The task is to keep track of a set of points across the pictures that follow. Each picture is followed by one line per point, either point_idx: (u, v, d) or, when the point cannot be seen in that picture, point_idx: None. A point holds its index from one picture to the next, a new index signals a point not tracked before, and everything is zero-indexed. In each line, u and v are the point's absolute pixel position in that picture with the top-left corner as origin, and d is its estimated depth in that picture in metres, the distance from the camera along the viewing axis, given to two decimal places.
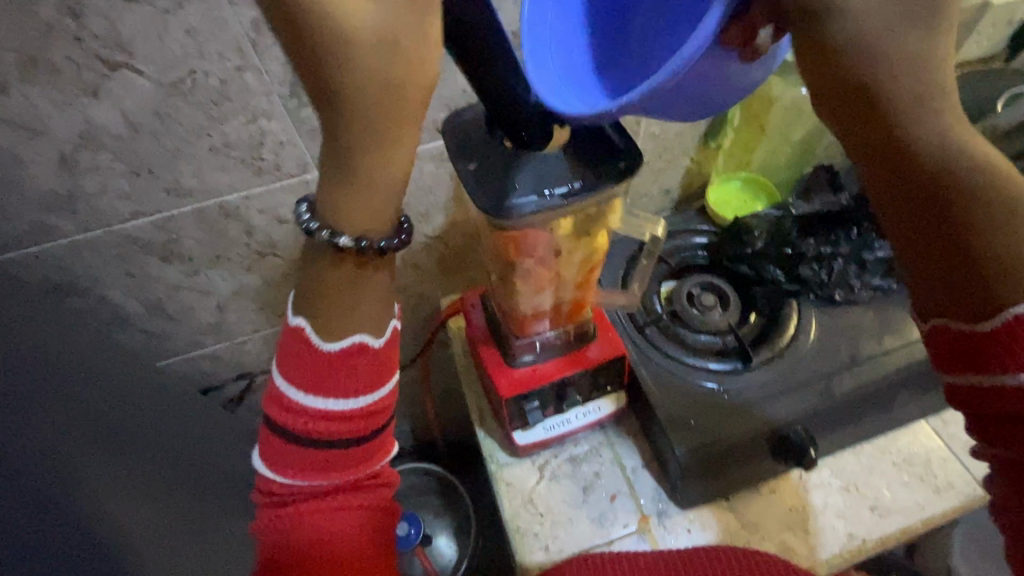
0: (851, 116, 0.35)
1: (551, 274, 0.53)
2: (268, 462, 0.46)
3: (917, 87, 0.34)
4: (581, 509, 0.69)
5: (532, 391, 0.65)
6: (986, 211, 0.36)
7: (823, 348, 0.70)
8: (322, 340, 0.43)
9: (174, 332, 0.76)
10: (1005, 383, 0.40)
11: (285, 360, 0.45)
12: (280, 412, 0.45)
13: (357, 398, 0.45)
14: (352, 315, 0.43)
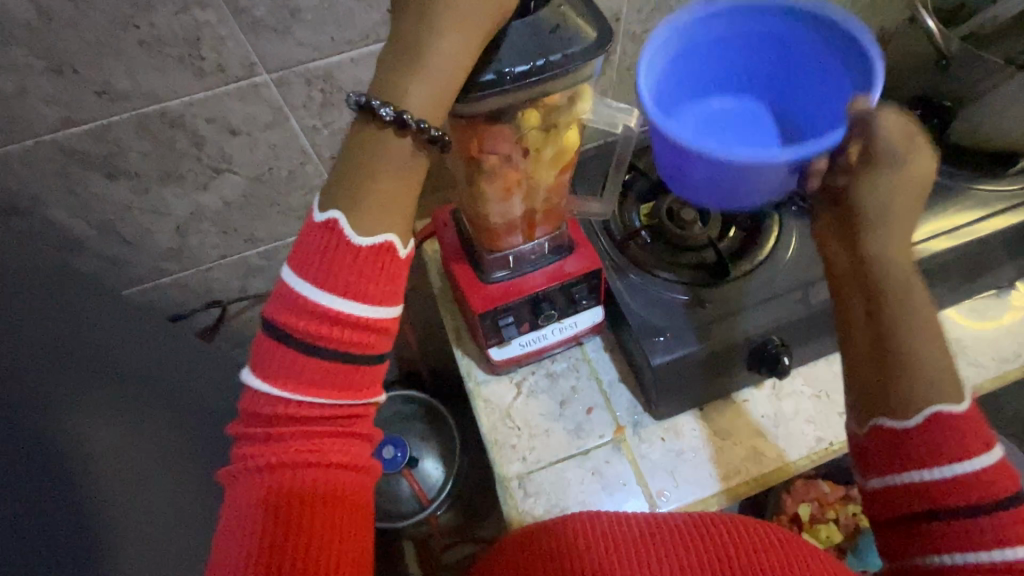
0: (839, 232, 0.51)
1: (519, 175, 0.49)
2: (264, 378, 0.41)
3: (888, 232, 0.49)
4: (558, 421, 0.70)
5: (508, 305, 0.63)
6: (909, 330, 0.48)
7: (803, 259, 0.69)
8: (355, 234, 0.40)
9: (132, 256, 0.73)
10: (915, 484, 0.46)
11: (302, 256, 0.41)
12: (288, 314, 0.41)
13: (372, 305, 0.41)
14: (380, 207, 0.41)
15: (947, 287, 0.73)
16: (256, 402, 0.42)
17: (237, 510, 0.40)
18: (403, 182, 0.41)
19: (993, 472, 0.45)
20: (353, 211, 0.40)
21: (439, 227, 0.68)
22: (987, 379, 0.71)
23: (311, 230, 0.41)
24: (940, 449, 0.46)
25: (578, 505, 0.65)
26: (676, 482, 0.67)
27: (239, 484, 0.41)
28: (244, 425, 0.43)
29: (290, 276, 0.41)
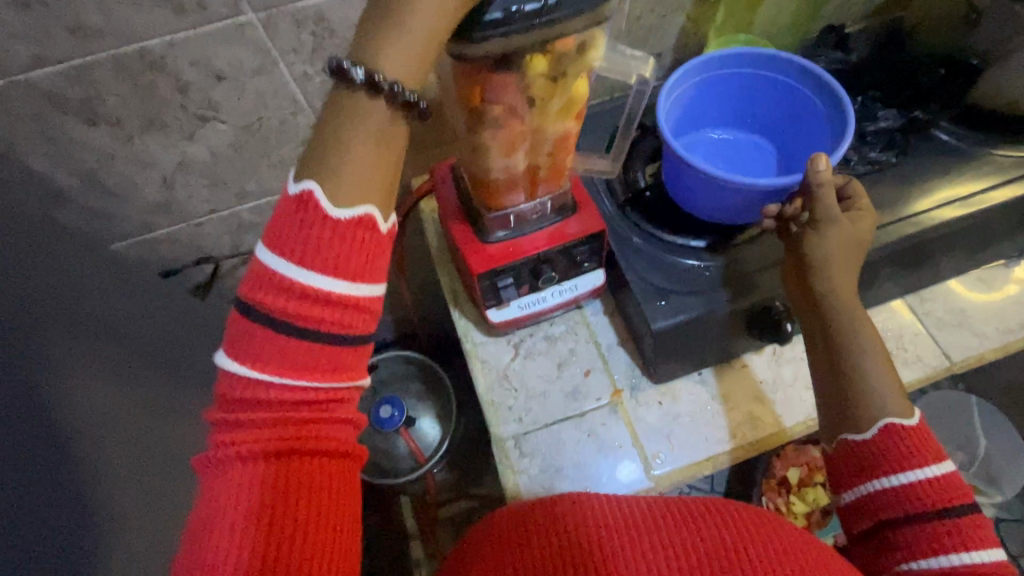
0: (798, 269, 0.59)
1: (524, 127, 0.47)
2: (239, 359, 0.40)
3: (835, 268, 0.57)
4: (556, 383, 0.70)
5: (508, 266, 0.61)
6: (859, 350, 0.56)
7: None
8: (331, 205, 0.38)
9: (119, 209, 0.70)
10: (882, 481, 0.52)
11: (276, 233, 0.39)
12: (263, 293, 0.39)
13: (352, 284, 0.40)
14: (359, 175, 0.39)
15: (955, 256, 0.71)
16: (231, 385, 0.41)
17: (215, 497, 0.40)
18: (382, 150, 0.39)
19: (951, 480, 0.50)
20: (334, 180, 0.38)
21: (439, 182, 0.65)
22: (990, 349, 0.70)
23: (285, 204, 0.39)
24: (902, 460, 0.51)
25: (574, 466, 0.66)
26: (671, 446, 0.67)
27: (218, 472, 0.40)
28: (218, 410, 0.41)
29: (265, 253, 0.40)
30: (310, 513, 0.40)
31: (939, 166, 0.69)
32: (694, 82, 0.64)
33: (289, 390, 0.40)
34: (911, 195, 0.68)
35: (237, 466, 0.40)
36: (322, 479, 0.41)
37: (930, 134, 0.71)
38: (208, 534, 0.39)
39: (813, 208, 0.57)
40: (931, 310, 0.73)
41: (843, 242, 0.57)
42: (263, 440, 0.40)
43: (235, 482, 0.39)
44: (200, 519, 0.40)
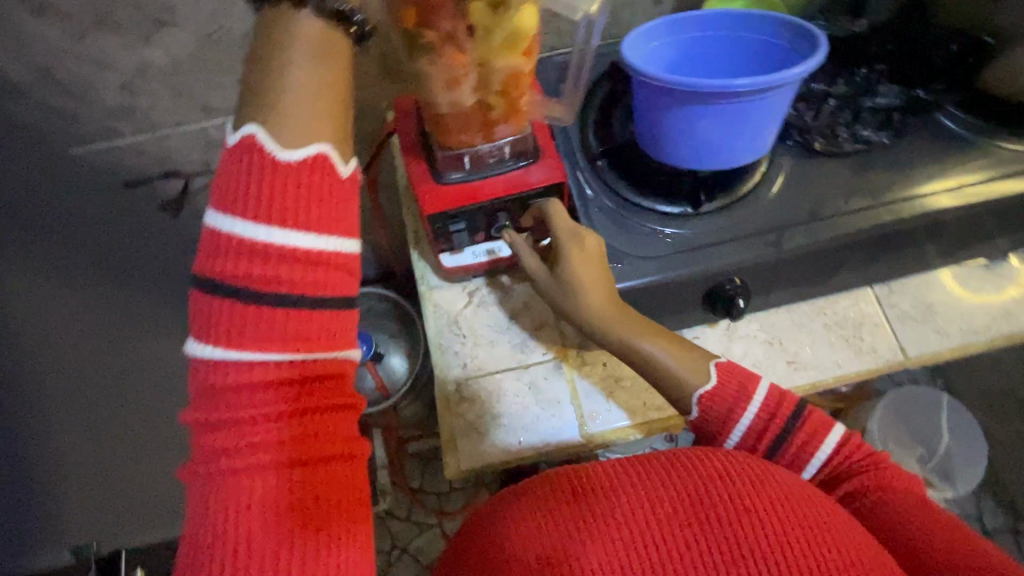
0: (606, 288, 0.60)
1: (467, 59, 0.44)
2: (210, 343, 0.37)
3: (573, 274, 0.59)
4: (505, 334, 0.70)
5: (461, 210, 0.60)
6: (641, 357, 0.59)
7: (783, 202, 0.65)
8: (278, 147, 0.37)
9: (79, 111, 0.69)
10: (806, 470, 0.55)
11: (224, 186, 0.38)
12: (223, 260, 0.37)
13: (324, 237, 0.39)
14: (297, 111, 0.37)
15: (935, 249, 0.68)
16: (209, 376, 0.38)
17: (227, 514, 0.36)
18: (320, 83, 0.38)
19: (770, 399, 0.55)
20: (273, 116, 0.37)
21: (401, 118, 0.63)
22: (949, 348, 0.68)
23: (229, 155, 0.37)
24: (727, 418, 0.56)
25: (510, 415, 0.67)
26: (609, 406, 0.67)
27: (220, 487, 0.37)
28: (196, 411, 0.38)
29: (218, 217, 0.37)
30: (334, 503, 0.38)
31: (934, 153, 0.65)
32: (663, 44, 0.58)
33: (274, 367, 0.38)
34: (895, 180, 0.64)
35: (250, 475, 0.37)
36: (331, 462, 0.39)
37: (933, 119, 0.66)
38: (229, 553, 0.36)
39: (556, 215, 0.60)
40: (899, 303, 0.70)
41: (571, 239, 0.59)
42: (267, 438, 0.37)
43: (252, 492, 0.37)
44: (208, 547, 0.36)
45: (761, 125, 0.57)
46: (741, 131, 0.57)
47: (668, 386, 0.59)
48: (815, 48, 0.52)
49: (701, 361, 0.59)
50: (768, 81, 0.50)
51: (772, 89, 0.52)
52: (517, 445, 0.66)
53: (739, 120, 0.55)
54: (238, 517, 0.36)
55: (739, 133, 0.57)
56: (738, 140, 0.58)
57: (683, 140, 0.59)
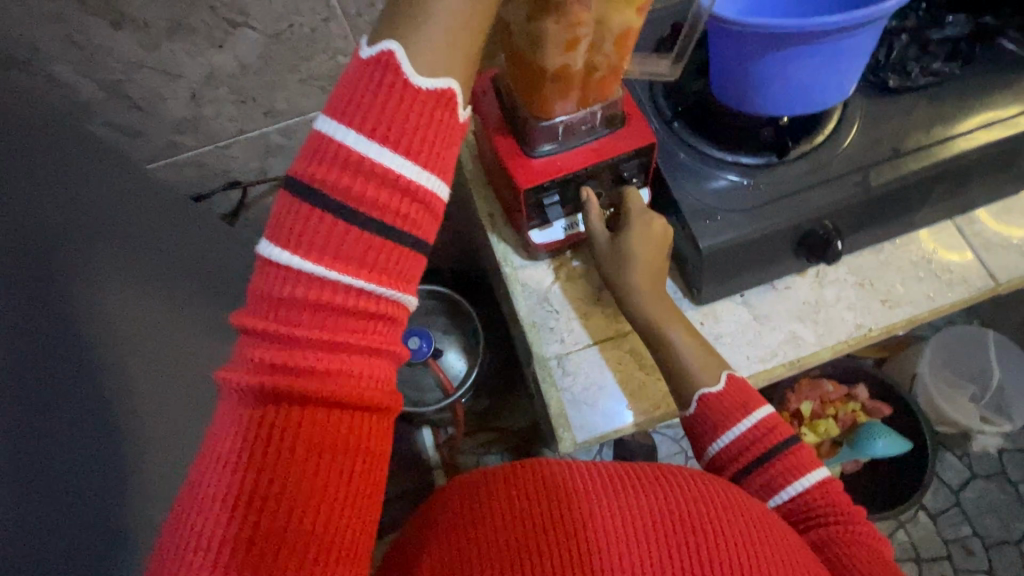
0: (658, 275, 0.64)
1: (588, 15, 0.44)
2: (292, 249, 0.37)
3: (639, 249, 0.63)
4: (595, 305, 0.70)
5: (555, 182, 0.60)
6: (649, 335, 0.63)
7: (864, 142, 0.65)
8: (413, 71, 0.38)
9: (147, 127, 0.68)
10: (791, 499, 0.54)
11: (342, 102, 0.38)
12: (316, 165, 0.38)
13: (422, 171, 0.39)
14: (437, 37, 0.38)
15: (1004, 178, 0.69)
16: (277, 284, 0.38)
17: (221, 429, 0.38)
18: (459, 22, 0.39)
19: (769, 420, 0.56)
20: (413, 44, 0.38)
21: (478, 97, 0.63)
22: None
23: (359, 69, 0.39)
24: (730, 414, 0.57)
25: (614, 384, 0.67)
26: None
27: (235, 404, 0.38)
28: (253, 317, 0.38)
29: (329, 123, 0.38)
30: (306, 493, 0.36)
31: (1003, 79, 0.65)
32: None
33: (324, 287, 0.38)
34: (970, 109, 0.65)
35: (251, 395, 0.37)
36: (337, 433, 0.37)
37: (998, 45, 0.67)
38: (206, 466, 0.37)
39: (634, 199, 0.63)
40: (980, 232, 0.71)
41: (643, 221, 0.63)
42: (290, 363, 0.37)
43: (246, 416, 0.37)
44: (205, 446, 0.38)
45: (854, 62, 0.57)
46: (834, 71, 0.57)
47: (678, 379, 0.61)
48: None
49: (715, 366, 0.60)
50: (874, 13, 0.50)
51: (871, 22, 0.52)
52: (627, 415, 0.66)
53: (831, 59, 0.55)
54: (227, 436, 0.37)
55: (833, 73, 0.57)
56: (832, 80, 0.58)
57: (776, 87, 0.58)
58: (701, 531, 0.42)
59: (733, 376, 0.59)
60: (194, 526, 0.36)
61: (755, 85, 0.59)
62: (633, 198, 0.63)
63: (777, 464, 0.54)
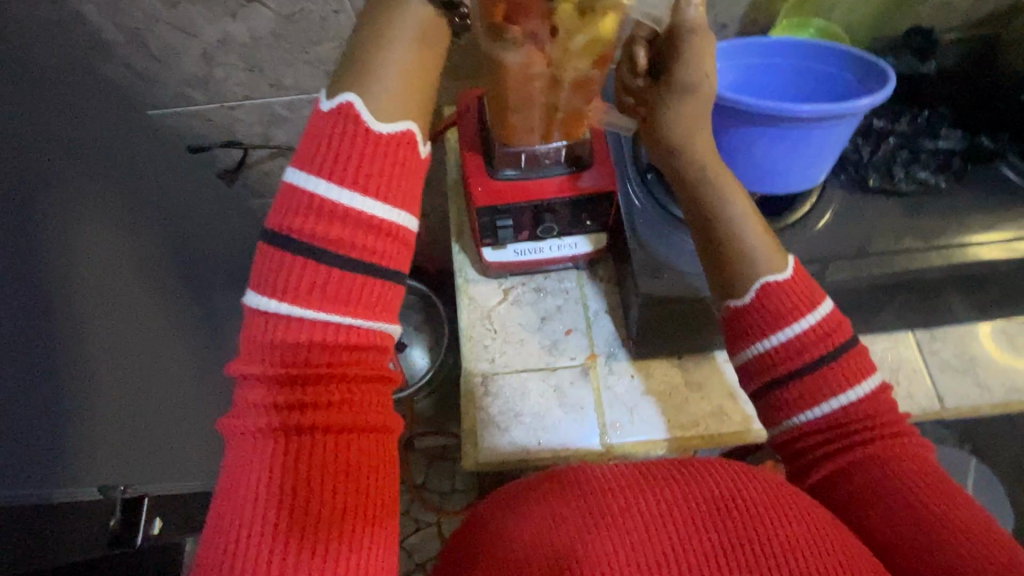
0: (710, 153, 0.53)
1: (544, 58, 0.48)
2: (280, 298, 0.39)
3: (686, 122, 0.51)
4: (535, 334, 0.71)
5: (509, 206, 0.62)
6: (704, 224, 0.54)
7: (830, 234, 0.64)
8: (373, 118, 0.41)
9: (159, 75, 0.73)
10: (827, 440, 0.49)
11: (310, 152, 0.41)
12: (299, 218, 0.40)
13: (394, 209, 0.42)
14: (391, 86, 0.42)
15: (973, 301, 0.67)
16: (266, 331, 0.40)
17: (236, 470, 0.39)
18: (412, 72, 0.42)
19: (827, 324, 0.50)
20: (371, 95, 0.41)
21: (462, 111, 0.65)
22: (989, 404, 0.66)
23: (324, 120, 0.41)
24: (788, 312, 0.50)
25: (532, 415, 0.67)
26: (632, 418, 0.67)
27: (246, 448, 0.39)
28: (247, 365, 0.40)
29: (301, 177, 0.40)
30: (327, 500, 0.38)
31: (991, 203, 0.64)
32: (729, 67, 0.59)
33: (320, 325, 0.40)
34: (949, 226, 0.63)
35: (256, 435, 0.39)
36: (357, 448, 0.39)
37: (991, 167, 0.65)
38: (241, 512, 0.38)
39: (687, 72, 0.48)
40: (940, 351, 0.69)
41: (696, 88, 0.49)
42: (292, 402, 0.39)
43: (261, 454, 0.38)
44: (230, 494, 0.38)
45: (826, 153, 0.57)
46: (805, 157, 0.57)
47: (739, 267, 0.53)
48: (882, 79, 0.53)
49: (780, 252, 0.53)
50: (837, 110, 0.50)
51: (838, 118, 0.52)
52: (535, 445, 0.66)
53: (801, 145, 0.56)
54: (248, 478, 0.38)
55: (802, 159, 0.57)
56: (803, 164, 0.58)
57: (738, 158, 0.58)
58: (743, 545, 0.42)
59: (799, 267, 0.53)
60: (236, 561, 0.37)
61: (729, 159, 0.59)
62: (689, 61, 0.48)
63: (820, 374, 0.49)
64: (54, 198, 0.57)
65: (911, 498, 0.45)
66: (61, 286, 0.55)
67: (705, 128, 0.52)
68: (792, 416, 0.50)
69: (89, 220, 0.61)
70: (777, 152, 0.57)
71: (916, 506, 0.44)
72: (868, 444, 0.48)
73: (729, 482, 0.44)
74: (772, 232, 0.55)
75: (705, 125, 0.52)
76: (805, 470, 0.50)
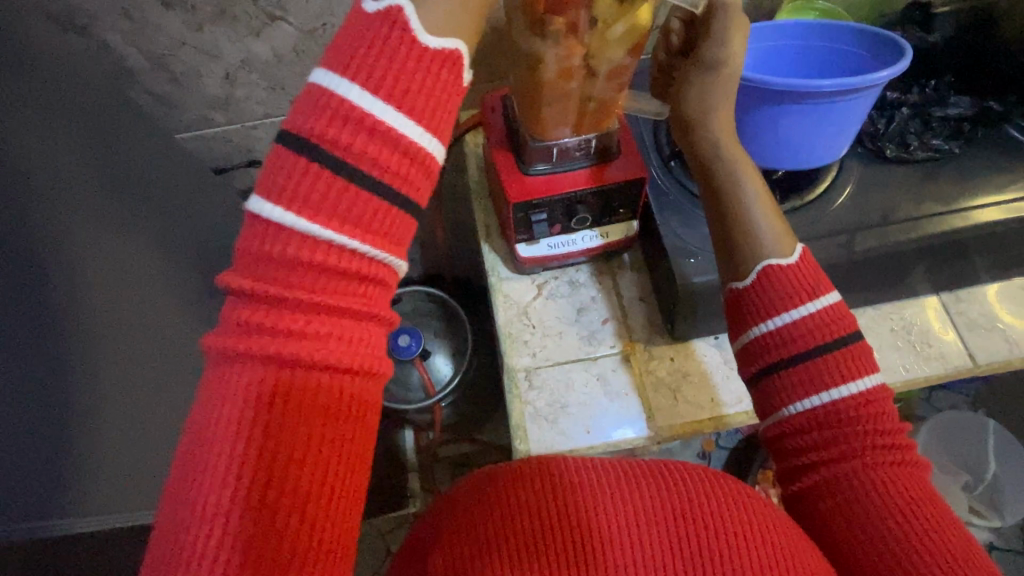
0: (729, 132, 0.55)
1: (582, 49, 0.50)
2: (283, 206, 0.37)
3: (706, 98, 0.53)
4: (572, 326, 0.72)
5: (544, 201, 0.63)
6: (714, 196, 0.56)
7: (853, 205, 0.66)
8: (422, 28, 0.39)
9: (182, 99, 0.74)
10: (814, 444, 0.50)
11: (343, 56, 0.39)
12: (314, 120, 0.38)
13: (422, 132, 0.40)
14: (445, 1, 0.40)
15: (993, 261, 0.69)
16: (268, 242, 0.38)
17: (211, 396, 0.37)
18: None
19: (832, 311, 0.51)
20: (424, 7, 0.39)
21: (487, 111, 0.67)
22: (1017, 358, 0.68)
23: (363, 20, 0.39)
24: (794, 296, 0.51)
25: (578, 405, 0.68)
26: (676, 400, 0.68)
27: (223, 377, 0.37)
28: (245, 277, 0.38)
29: (328, 77, 0.38)
30: (303, 495, 0.36)
31: (1004, 166, 0.66)
32: (750, 51, 0.61)
33: (323, 238, 0.37)
34: (967, 189, 0.65)
35: (241, 366, 0.37)
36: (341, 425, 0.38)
37: (1001, 130, 0.68)
38: (203, 445, 0.36)
39: (716, 51, 0.50)
40: (965, 311, 0.71)
41: (721, 66, 0.51)
42: (286, 328, 0.37)
43: (238, 385, 0.37)
44: (199, 420, 0.37)
45: (847, 127, 0.59)
46: (825, 133, 0.59)
47: (744, 237, 0.55)
48: (898, 52, 0.56)
49: (790, 237, 0.54)
50: (860, 82, 0.52)
51: (860, 90, 0.54)
52: (584, 435, 0.66)
53: (823, 120, 0.58)
54: (216, 412, 0.36)
55: (823, 135, 0.59)
56: (825, 138, 0.60)
57: (767, 136, 0.60)
58: (730, 548, 0.41)
59: (806, 254, 0.54)
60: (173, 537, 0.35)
61: (754, 139, 0.61)
62: (720, 41, 0.50)
63: (815, 366, 0.50)
64: (83, 232, 0.58)
65: (881, 518, 0.46)
66: (92, 322, 0.56)
67: (727, 107, 0.54)
68: (785, 405, 0.51)
69: None
70: (801, 128, 0.59)
71: (886, 522, 0.45)
72: (857, 457, 0.48)
73: (711, 479, 0.45)
74: (781, 214, 0.56)
75: (728, 103, 0.53)
76: (793, 473, 0.51)
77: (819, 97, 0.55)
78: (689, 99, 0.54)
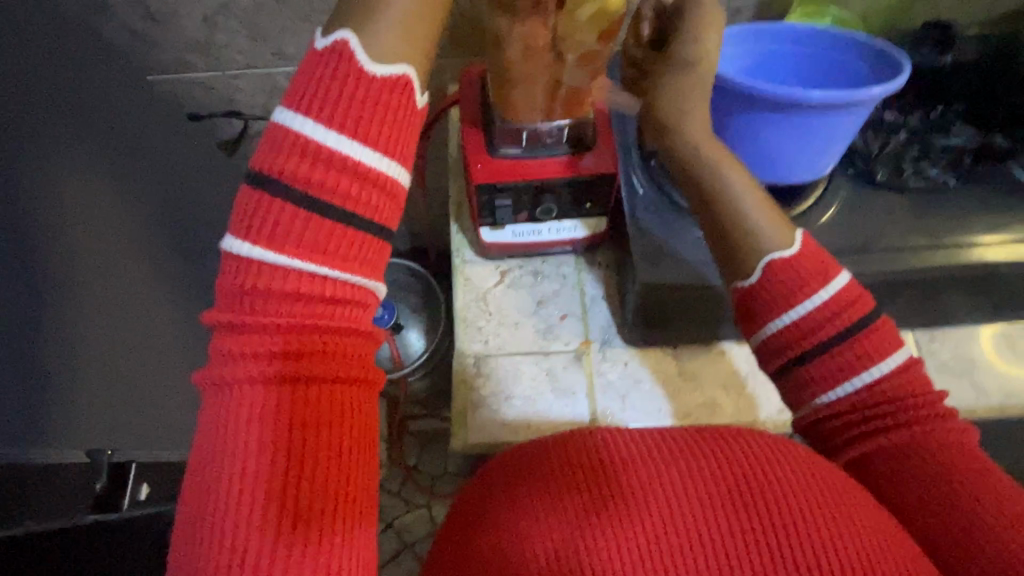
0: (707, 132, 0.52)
1: (547, 30, 0.48)
2: (252, 241, 0.37)
3: (681, 98, 0.50)
4: (531, 318, 0.70)
5: (508, 184, 0.60)
6: (705, 200, 0.53)
7: (835, 228, 0.63)
8: (368, 59, 0.39)
9: (161, 40, 0.72)
10: (852, 423, 0.46)
11: (296, 90, 0.39)
12: (278, 158, 0.38)
13: (382, 158, 0.40)
14: (392, 28, 0.40)
15: (978, 302, 0.66)
16: (235, 275, 0.38)
17: (219, 425, 0.36)
18: (412, 15, 0.40)
19: (844, 295, 0.48)
20: (367, 36, 0.39)
21: (464, 87, 0.64)
22: (985, 407, 0.65)
23: (314, 56, 0.40)
24: (797, 291, 0.48)
25: (523, 398, 0.66)
26: (624, 406, 0.66)
27: (224, 403, 0.37)
28: (218, 311, 0.38)
29: (285, 114, 0.39)
30: (326, 488, 0.36)
31: (999, 205, 0.62)
32: (742, 51, 0.58)
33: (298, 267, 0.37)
34: (958, 225, 0.62)
35: (241, 386, 0.36)
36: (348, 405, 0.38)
37: (1005, 168, 0.64)
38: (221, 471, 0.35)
39: (687, 47, 0.48)
40: (939, 351, 0.68)
41: (695, 63, 0.48)
42: (263, 351, 0.36)
43: (244, 403, 0.36)
44: (209, 451, 0.36)
45: (833, 144, 0.56)
46: (806, 147, 0.56)
47: (747, 241, 0.51)
48: (896, 67, 0.52)
49: (788, 225, 0.51)
50: (844, 97, 0.49)
51: (847, 106, 0.51)
52: (525, 428, 0.65)
53: (806, 133, 0.54)
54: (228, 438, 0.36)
55: (804, 149, 0.56)
56: (809, 153, 0.57)
57: (746, 145, 0.57)
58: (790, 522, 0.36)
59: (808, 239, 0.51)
60: (199, 522, 0.35)
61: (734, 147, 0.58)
62: (693, 37, 0.48)
63: (838, 353, 0.47)
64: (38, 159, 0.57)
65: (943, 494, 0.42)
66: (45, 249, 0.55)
67: (700, 108, 0.51)
68: (816, 395, 0.48)
69: (83, 180, 0.61)
70: (781, 141, 0.56)
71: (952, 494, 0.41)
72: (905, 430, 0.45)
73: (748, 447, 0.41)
74: (777, 207, 0.53)
75: (704, 102, 0.50)
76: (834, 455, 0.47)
77: (801, 108, 0.51)
78: (664, 100, 0.51)
